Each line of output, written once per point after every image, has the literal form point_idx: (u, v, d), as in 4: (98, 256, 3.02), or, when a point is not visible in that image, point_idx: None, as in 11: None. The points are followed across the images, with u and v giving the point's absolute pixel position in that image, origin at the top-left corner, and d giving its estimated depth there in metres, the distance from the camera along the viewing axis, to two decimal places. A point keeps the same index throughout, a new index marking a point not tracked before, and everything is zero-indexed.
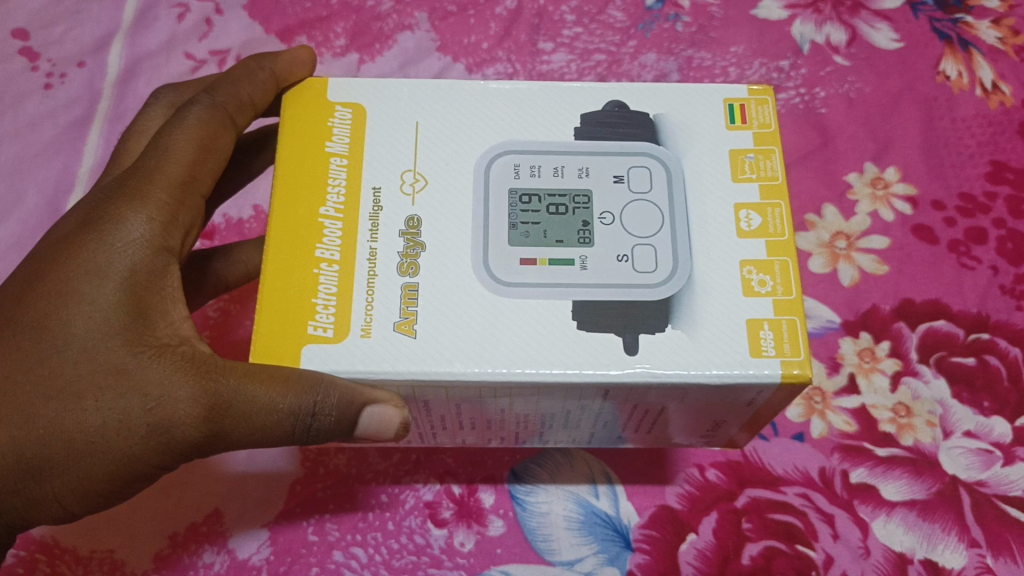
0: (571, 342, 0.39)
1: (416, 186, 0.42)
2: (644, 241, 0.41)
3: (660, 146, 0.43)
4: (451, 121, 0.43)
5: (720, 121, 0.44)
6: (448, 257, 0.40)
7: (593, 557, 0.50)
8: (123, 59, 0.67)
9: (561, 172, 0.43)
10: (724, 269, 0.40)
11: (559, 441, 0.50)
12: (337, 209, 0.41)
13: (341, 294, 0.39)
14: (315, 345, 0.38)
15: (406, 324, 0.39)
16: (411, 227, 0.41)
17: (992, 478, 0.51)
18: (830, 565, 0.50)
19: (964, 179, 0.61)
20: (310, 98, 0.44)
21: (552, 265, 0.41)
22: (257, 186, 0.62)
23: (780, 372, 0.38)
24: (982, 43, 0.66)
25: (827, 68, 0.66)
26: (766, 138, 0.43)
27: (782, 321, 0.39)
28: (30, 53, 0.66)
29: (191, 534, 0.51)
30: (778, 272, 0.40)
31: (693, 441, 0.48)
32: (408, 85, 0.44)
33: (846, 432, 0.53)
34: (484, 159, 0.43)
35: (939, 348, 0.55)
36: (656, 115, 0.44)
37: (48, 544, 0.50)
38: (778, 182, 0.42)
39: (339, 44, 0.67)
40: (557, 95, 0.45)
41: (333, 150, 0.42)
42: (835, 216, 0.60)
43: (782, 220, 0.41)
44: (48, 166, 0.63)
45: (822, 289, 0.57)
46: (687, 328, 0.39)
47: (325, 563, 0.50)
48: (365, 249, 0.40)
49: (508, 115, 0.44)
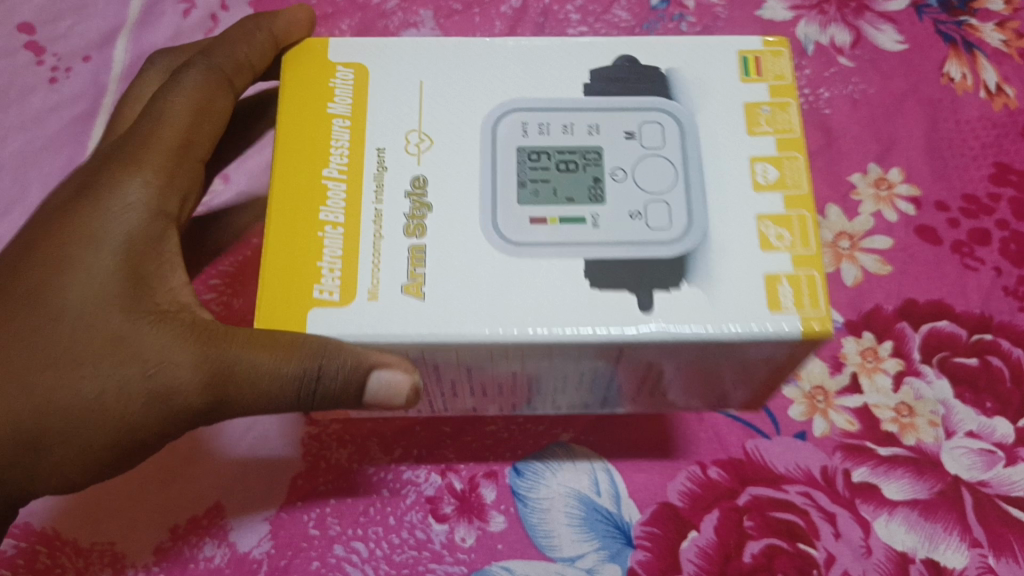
0: (585, 303, 0.39)
1: (421, 146, 0.42)
2: (657, 197, 0.41)
3: (674, 103, 0.43)
4: (457, 76, 0.43)
5: (735, 74, 0.43)
6: (457, 219, 0.40)
7: (594, 554, 0.50)
8: (128, 53, 0.67)
9: (570, 129, 0.43)
10: (739, 226, 0.40)
11: (569, 408, 0.50)
12: (340, 170, 0.41)
13: (345, 257, 0.39)
14: (322, 309, 0.38)
15: (414, 286, 0.39)
16: (418, 190, 0.41)
17: (994, 478, 0.51)
18: (831, 564, 0.49)
19: (967, 181, 0.61)
20: (310, 56, 0.44)
21: (563, 225, 0.41)
22: (260, 182, 0.62)
23: (800, 327, 0.38)
24: (987, 46, 0.66)
25: (831, 69, 0.66)
26: (782, 90, 0.43)
27: (801, 276, 0.39)
28: (34, 47, 0.67)
29: (192, 527, 0.51)
30: (798, 226, 0.40)
31: (694, 403, 0.49)
32: (410, 42, 0.44)
33: (848, 431, 0.53)
34: (490, 119, 0.43)
35: (942, 349, 0.55)
36: (668, 70, 0.44)
37: (49, 536, 0.50)
38: (796, 135, 0.42)
39: (344, 41, 0.67)
40: (565, 49, 0.44)
41: (334, 111, 0.42)
42: (838, 216, 0.60)
43: (800, 175, 0.41)
44: (53, 159, 0.63)
45: (825, 288, 0.57)
46: (703, 286, 0.39)
47: (325, 557, 0.50)
48: (369, 212, 0.40)
49: (515, 69, 0.44)
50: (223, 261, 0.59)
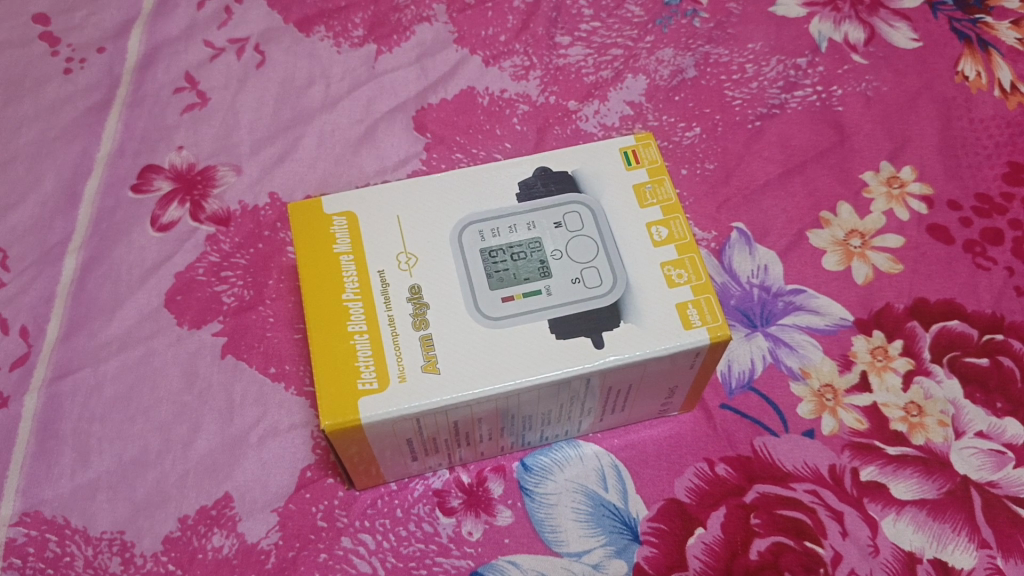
0: (553, 351, 0.44)
1: (411, 263, 0.46)
2: (588, 264, 0.46)
3: (581, 193, 0.48)
4: (429, 209, 0.48)
5: (619, 164, 0.49)
6: (447, 302, 0.45)
7: (600, 549, 0.50)
8: (143, 45, 0.67)
9: (516, 230, 0.47)
10: (646, 271, 0.46)
11: (555, 437, 0.52)
12: (356, 291, 0.45)
13: (376, 353, 0.43)
14: (367, 398, 0.42)
15: (430, 364, 0.43)
16: (415, 294, 0.45)
17: (1004, 479, 0.51)
18: (839, 562, 0.49)
19: (980, 179, 0.60)
20: (310, 218, 0.47)
21: (527, 298, 0.45)
22: (273, 175, 0.62)
23: (706, 336, 0.44)
24: (1002, 44, 0.66)
25: (844, 66, 0.66)
26: (658, 171, 0.49)
27: (701, 300, 0.45)
28: (51, 38, 0.67)
29: (201, 517, 0.51)
30: (690, 266, 0.45)
31: (650, 412, 0.52)
32: (389, 187, 0.49)
33: (857, 430, 0.53)
34: (454, 233, 0.47)
35: (952, 348, 0.55)
36: (573, 170, 0.49)
37: (59, 524, 0.51)
38: (675, 201, 0.48)
39: (358, 35, 0.67)
40: (469, 179, 0.49)
41: (340, 251, 0.46)
42: (850, 214, 0.60)
43: (685, 228, 0.47)
44: (67, 149, 0.63)
45: (836, 286, 0.57)
46: (635, 320, 0.44)
47: (333, 549, 0.50)
48: (385, 317, 0.44)
49: (469, 199, 0.48)
50: (238, 253, 0.59)
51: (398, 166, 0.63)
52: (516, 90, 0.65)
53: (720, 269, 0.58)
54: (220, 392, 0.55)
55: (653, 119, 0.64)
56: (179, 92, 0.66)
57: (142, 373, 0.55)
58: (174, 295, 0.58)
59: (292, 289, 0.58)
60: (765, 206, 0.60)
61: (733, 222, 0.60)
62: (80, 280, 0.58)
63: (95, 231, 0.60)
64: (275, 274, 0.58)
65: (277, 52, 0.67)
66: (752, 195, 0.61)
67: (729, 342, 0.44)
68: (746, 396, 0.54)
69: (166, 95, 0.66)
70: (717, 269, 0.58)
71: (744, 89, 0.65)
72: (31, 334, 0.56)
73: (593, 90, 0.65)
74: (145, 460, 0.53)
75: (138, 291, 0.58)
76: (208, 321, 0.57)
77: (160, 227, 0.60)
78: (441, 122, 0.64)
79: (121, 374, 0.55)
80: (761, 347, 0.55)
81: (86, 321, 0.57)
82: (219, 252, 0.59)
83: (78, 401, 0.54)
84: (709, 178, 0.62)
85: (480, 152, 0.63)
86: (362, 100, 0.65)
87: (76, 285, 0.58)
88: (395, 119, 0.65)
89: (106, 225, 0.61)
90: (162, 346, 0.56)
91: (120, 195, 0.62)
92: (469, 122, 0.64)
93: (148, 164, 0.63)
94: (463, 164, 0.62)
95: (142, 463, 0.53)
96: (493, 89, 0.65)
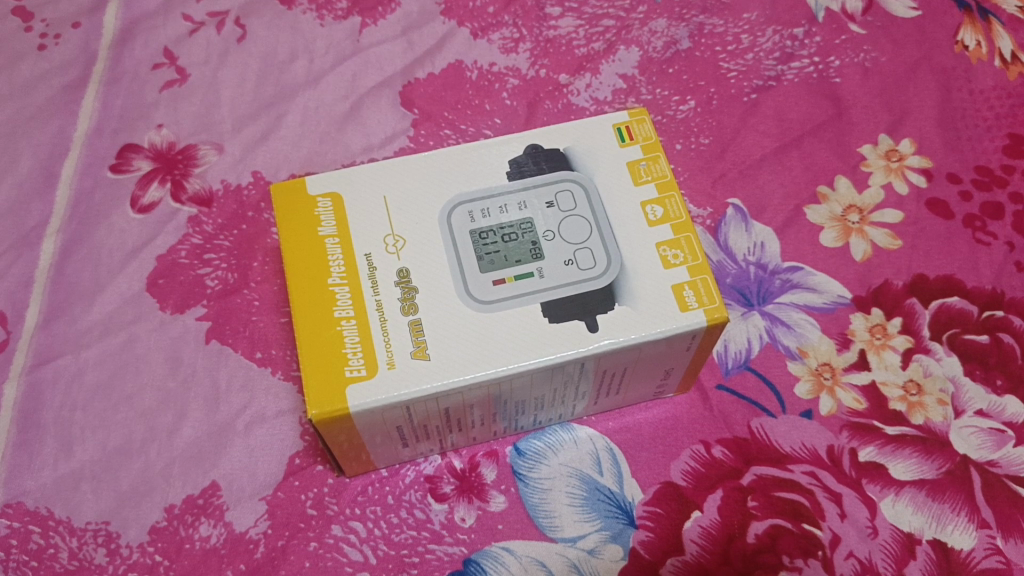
0: (546, 335, 0.42)
1: (398, 246, 0.44)
2: (581, 245, 0.45)
3: (573, 171, 0.47)
4: (416, 189, 0.46)
5: (613, 141, 0.48)
6: (436, 286, 0.43)
7: (596, 534, 0.49)
8: (119, 20, 0.65)
9: (507, 210, 0.46)
10: (641, 252, 0.44)
11: (549, 420, 0.51)
12: (342, 276, 0.44)
13: (363, 339, 0.42)
14: (354, 386, 0.41)
15: (420, 351, 0.42)
16: (403, 278, 0.43)
17: (1004, 458, 0.50)
18: (837, 545, 0.48)
19: (981, 152, 0.59)
20: (293, 200, 0.46)
21: (518, 281, 0.44)
22: (256, 153, 0.60)
23: (703, 319, 0.42)
24: (1002, 13, 0.64)
25: (843, 36, 0.64)
26: (652, 148, 0.47)
27: (697, 281, 0.43)
28: (24, 13, 0.65)
29: (188, 506, 0.50)
30: (686, 245, 0.44)
31: (645, 394, 0.51)
32: (375, 167, 0.47)
33: (856, 410, 0.52)
34: (443, 215, 0.45)
35: (952, 325, 0.54)
36: (565, 148, 0.48)
37: (43, 516, 0.50)
38: (670, 179, 0.46)
39: (341, 7, 0.65)
40: (457, 158, 0.47)
41: (325, 234, 0.45)
42: (847, 189, 0.58)
43: (681, 207, 0.45)
44: (43, 129, 0.61)
45: (834, 264, 0.56)
46: (630, 302, 0.43)
47: (323, 538, 0.49)
48: (372, 302, 0.43)
49: (457, 178, 0.47)
50: (221, 235, 0.57)
51: (384, 143, 0.61)
52: (505, 64, 0.63)
53: (716, 246, 0.57)
54: (205, 378, 0.53)
55: (647, 93, 0.62)
56: (158, 68, 0.63)
57: (125, 359, 0.54)
58: (156, 278, 0.56)
59: (277, 271, 0.56)
60: (761, 181, 0.59)
61: (729, 198, 0.58)
62: (59, 265, 0.57)
63: (73, 213, 0.59)
64: (260, 256, 0.57)
65: (258, 26, 0.65)
66: (748, 169, 0.59)
67: (727, 324, 0.43)
68: (743, 376, 0.53)
69: (144, 71, 0.63)
70: (713, 247, 0.56)
71: (739, 60, 0.63)
72: (9, 320, 0.55)
73: (585, 63, 0.63)
74: (129, 449, 0.51)
75: (119, 275, 0.56)
76: (192, 306, 0.55)
77: (140, 208, 0.59)
78: (428, 98, 0.62)
79: (103, 361, 0.54)
80: (758, 326, 0.54)
81: (66, 306, 0.55)
82: (202, 234, 0.57)
83: (60, 389, 0.53)
84: (705, 154, 0.60)
85: (469, 129, 0.61)
86: (346, 75, 0.63)
87: (55, 270, 0.56)
88: (380, 95, 0.62)
89: (85, 206, 0.59)
90: (145, 332, 0.55)
91: (99, 176, 0.60)
92: (457, 98, 0.62)
93: (127, 144, 0.61)
94: (451, 141, 0.60)
95: (127, 451, 0.51)
96: (482, 63, 0.63)
